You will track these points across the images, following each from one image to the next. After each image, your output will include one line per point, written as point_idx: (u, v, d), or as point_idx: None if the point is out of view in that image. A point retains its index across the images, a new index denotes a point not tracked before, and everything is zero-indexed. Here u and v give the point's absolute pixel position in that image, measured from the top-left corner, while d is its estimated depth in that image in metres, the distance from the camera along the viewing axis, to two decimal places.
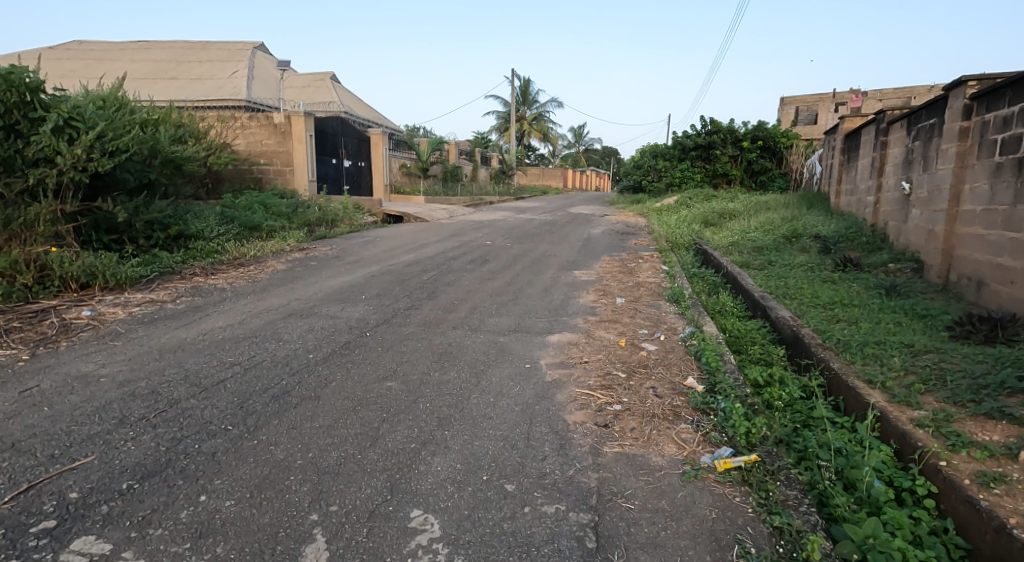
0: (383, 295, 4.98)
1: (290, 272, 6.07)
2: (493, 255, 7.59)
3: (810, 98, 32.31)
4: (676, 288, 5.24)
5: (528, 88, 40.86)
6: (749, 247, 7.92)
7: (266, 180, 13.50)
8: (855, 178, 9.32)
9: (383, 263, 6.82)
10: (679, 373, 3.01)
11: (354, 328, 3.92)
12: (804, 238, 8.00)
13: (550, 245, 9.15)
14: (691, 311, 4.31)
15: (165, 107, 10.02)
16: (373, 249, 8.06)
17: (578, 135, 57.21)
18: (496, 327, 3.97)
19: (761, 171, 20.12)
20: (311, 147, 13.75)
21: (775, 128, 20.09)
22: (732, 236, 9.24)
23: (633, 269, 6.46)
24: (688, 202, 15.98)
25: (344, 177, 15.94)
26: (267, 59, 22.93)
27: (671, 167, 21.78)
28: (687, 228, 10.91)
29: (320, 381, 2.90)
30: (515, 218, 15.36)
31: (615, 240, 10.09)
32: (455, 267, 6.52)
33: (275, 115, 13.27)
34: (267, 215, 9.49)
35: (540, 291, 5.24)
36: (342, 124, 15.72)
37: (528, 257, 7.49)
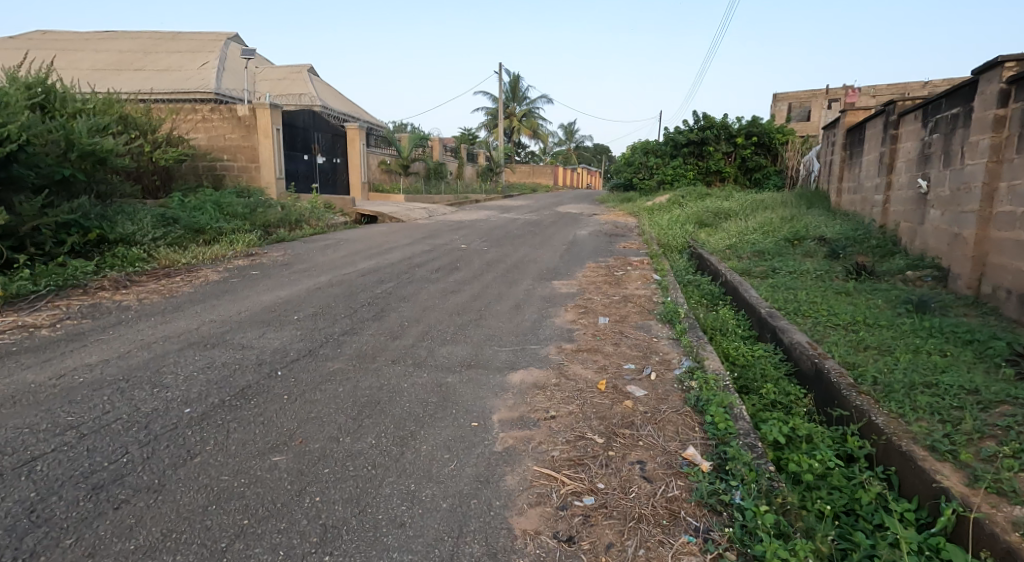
0: (318, 314, 4.18)
1: (220, 284, 5.28)
2: (465, 261, 6.79)
3: (804, 94, 31.79)
4: (670, 303, 4.46)
5: (517, 84, 40.06)
6: (749, 251, 7.17)
7: (229, 177, 12.62)
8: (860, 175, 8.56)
9: (335, 271, 6.01)
10: (675, 436, 2.22)
11: (263, 365, 3.12)
12: (808, 241, 7.24)
13: (530, 248, 8.38)
14: (688, 336, 3.53)
15: (107, 98, 9.17)
16: (331, 255, 7.24)
17: (569, 131, 56.47)
18: (443, 361, 3.17)
19: (756, 168, 19.45)
20: (279, 142, 12.86)
21: (770, 123, 19.45)
22: (729, 238, 8.48)
23: (619, 278, 5.67)
24: (680, 200, 15.27)
25: (316, 174, 15.08)
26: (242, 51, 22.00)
27: (663, 164, 21.10)
28: (679, 229, 10.18)
29: (178, 456, 2.09)
30: (498, 218, 14.58)
31: (602, 243, 9.34)
32: (418, 277, 5.72)
33: (239, 108, 12.38)
34: (219, 216, 8.67)
35: (508, 308, 4.44)
36: (314, 118, 14.85)
37: (501, 264, 6.70)
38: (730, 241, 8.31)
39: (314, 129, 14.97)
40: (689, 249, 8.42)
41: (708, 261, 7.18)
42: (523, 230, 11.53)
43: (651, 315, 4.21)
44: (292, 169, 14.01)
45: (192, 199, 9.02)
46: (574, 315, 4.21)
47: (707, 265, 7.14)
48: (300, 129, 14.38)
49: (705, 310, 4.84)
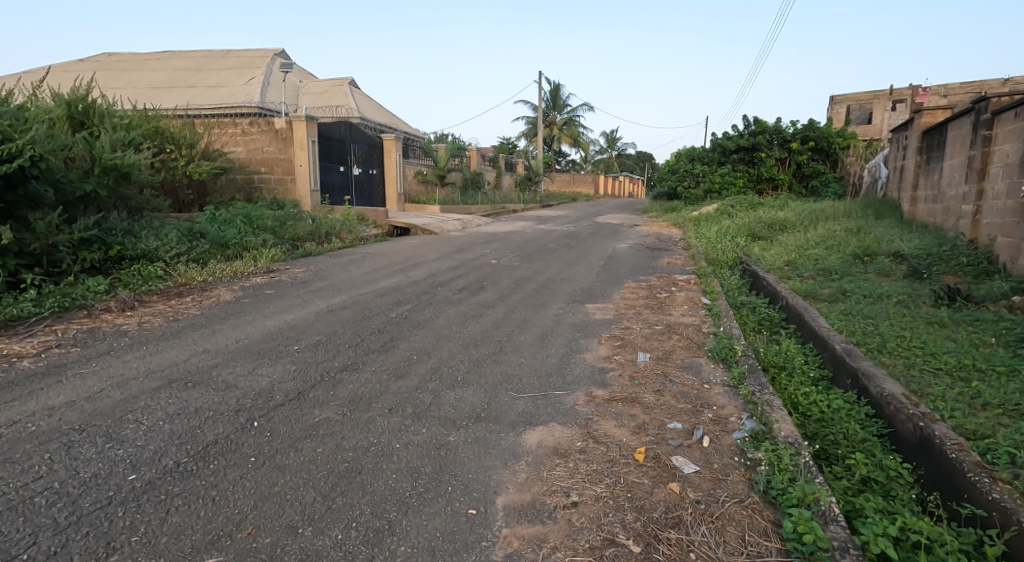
0: (320, 346, 3.75)
1: (230, 305, 4.96)
2: (493, 281, 6.30)
3: (864, 96, 30.17)
4: (722, 335, 3.82)
5: (558, 92, 39.63)
6: (813, 272, 6.39)
7: (266, 190, 12.60)
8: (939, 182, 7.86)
9: (352, 292, 5.62)
10: (741, 548, 1.62)
11: (241, 410, 2.69)
12: (880, 258, 6.44)
13: (566, 264, 7.83)
14: (747, 383, 2.89)
15: (145, 114, 9.21)
16: (353, 271, 6.89)
17: (610, 139, 55.64)
18: (447, 411, 2.67)
19: (812, 175, 18.27)
20: (315, 155, 12.79)
21: (828, 127, 18.32)
22: (787, 255, 7.69)
23: (662, 303, 5.04)
24: (729, 210, 14.39)
25: (352, 186, 15.01)
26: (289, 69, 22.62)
27: (711, 172, 20.24)
28: (729, 243, 9.41)
29: (91, 554, 1.65)
30: (534, 230, 14.09)
31: (644, 257, 8.69)
32: (439, 299, 5.26)
33: (276, 120, 12.36)
34: (248, 230, 8.50)
35: (533, 339, 3.90)
36: (351, 130, 14.82)
37: (532, 284, 6.17)
38: (789, 258, 7.52)
39: (350, 141, 14.92)
40: (743, 267, 7.67)
41: (766, 279, 6.45)
42: (559, 243, 10.97)
43: (701, 352, 3.58)
44: (327, 181, 13.91)
45: (223, 213, 8.90)
46: (609, 350, 3.63)
47: (765, 285, 6.40)
48: (336, 142, 14.33)
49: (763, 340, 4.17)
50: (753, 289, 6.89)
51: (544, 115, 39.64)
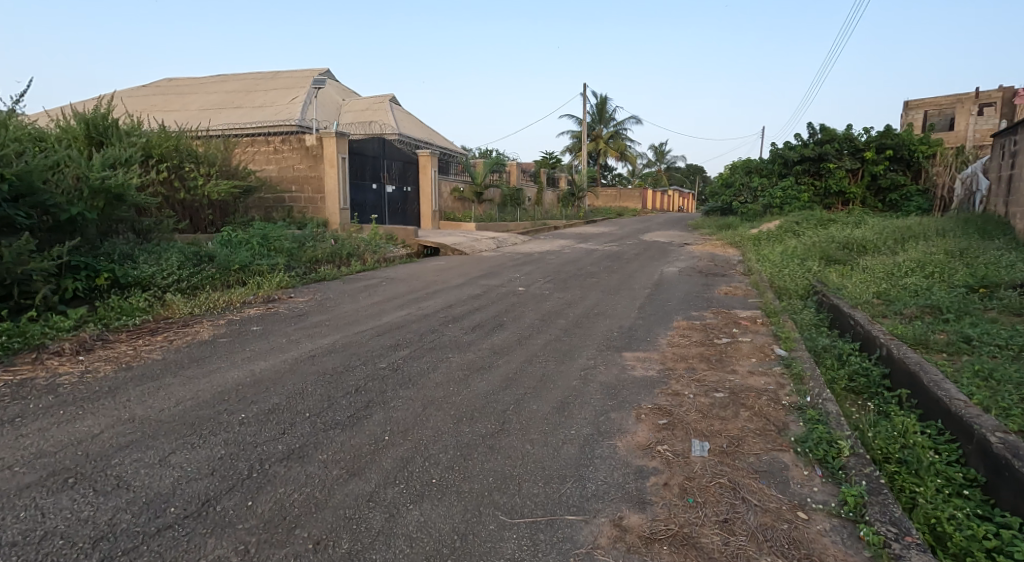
0: (272, 415, 2.91)
1: (202, 346, 4.18)
2: (515, 319, 5.44)
3: (945, 101, 28.32)
4: (813, 413, 2.88)
5: (605, 105, 38.77)
6: (915, 309, 5.75)
7: (297, 209, 12.21)
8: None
9: (350, 330, 4.85)
10: None
11: (103, 539, 1.83)
12: (1003, 289, 6.25)
13: (602, 296, 6.90)
14: (870, 518, 1.95)
15: (172, 131, 8.81)
16: (363, 301, 6.18)
17: (658, 152, 54.19)
18: (398, 554, 1.79)
19: (890, 188, 16.66)
20: (345, 172, 12.33)
21: (909, 133, 16.85)
22: (870, 294, 6.54)
23: (719, 358, 4.04)
24: (794, 227, 13.05)
25: (385, 204, 14.57)
26: (334, 88, 22.74)
27: (770, 185, 18.81)
28: (796, 273, 8.28)
29: None
30: (574, 250, 13.27)
31: (695, 285, 7.67)
32: (447, 344, 4.46)
33: (307, 137, 11.97)
34: (264, 251, 7.92)
35: (548, 413, 3.00)
36: (384, 147, 14.44)
37: (560, 324, 5.26)
38: (872, 299, 6.39)
39: (383, 158, 14.50)
40: (827, 306, 6.62)
41: (857, 321, 5.45)
42: (599, 266, 10.03)
43: (786, 445, 2.60)
44: (358, 199, 13.46)
45: (239, 234, 8.33)
46: (646, 438, 2.69)
47: (856, 330, 5.41)
48: (368, 159, 13.92)
49: (872, 421, 3.32)
50: (838, 332, 5.87)
51: (590, 129, 38.82)
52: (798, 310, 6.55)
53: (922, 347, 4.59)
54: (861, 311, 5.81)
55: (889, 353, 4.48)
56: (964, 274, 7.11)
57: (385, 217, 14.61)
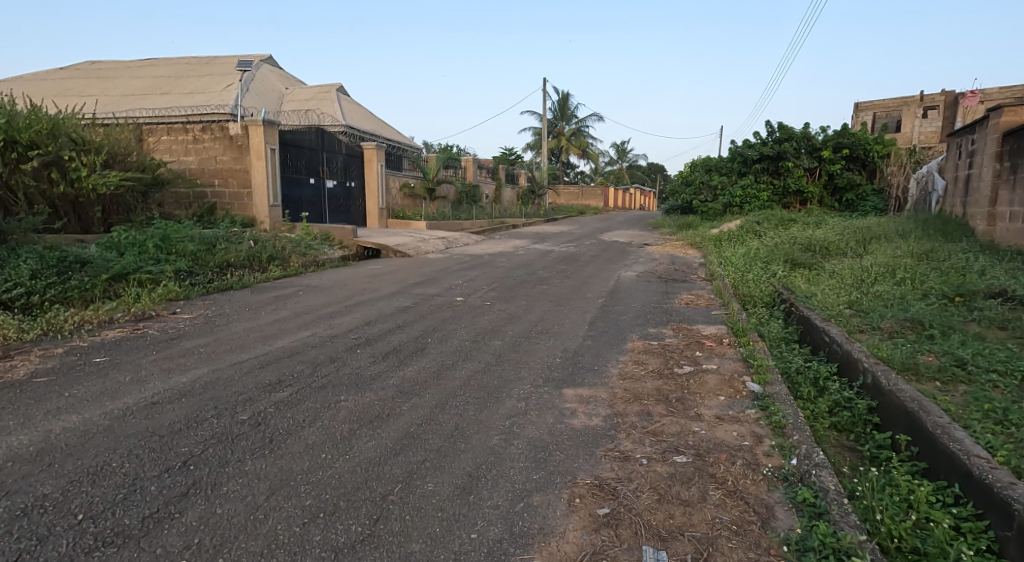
0: (22, 516, 1.92)
1: (5, 389, 3.10)
2: (441, 341, 4.56)
3: (892, 103, 29.01)
4: (806, 493, 2.17)
5: (567, 102, 38.21)
6: (892, 324, 5.20)
7: (220, 206, 11.01)
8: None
9: (227, 359, 3.84)
10: None
11: None
12: (980, 299, 5.81)
13: (550, 307, 6.09)
14: None
15: (57, 113, 7.56)
16: (264, 317, 5.18)
17: (621, 150, 54.09)
18: None
19: (847, 187, 16.51)
20: (275, 165, 11.20)
21: (864, 133, 16.78)
22: (838, 304, 5.99)
23: (679, 399, 3.28)
24: (755, 227, 12.63)
25: (324, 201, 13.54)
26: (274, 74, 21.20)
27: (730, 184, 18.47)
28: (758, 278, 7.72)
29: None
30: (528, 251, 12.49)
31: (653, 292, 6.99)
32: (345, 380, 3.54)
33: (231, 125, 10.78)
34: (161, 254, 6.78)
35: (445, 501, 2.14)
36: (322, 138, 13.36)
37: (494, 347, 4.42)
38: (843, 309, 5.84)
39: (320, 150, 13.44)
40: (798, 319, 6.02)
41: (833, 339, 4.83)
42: (552, 270, 9.25)
43: (775, 553, 1.85)
44: (291, 195, 12.40)
45: (133, 234, 7.14)
46: (576, 549, 1.87)
47: (832, 351, 4.80)
48: (303, 150, 12.85)
49: (874, 485, 2.63)
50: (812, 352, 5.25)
51: (552, 126, 38.24)
52: (766, 326, 5.93)
53: (912, 373, 3.97)
54: (836, 327, 5.19)
55: (876, 383, 3.85)
56: (935, 280, 6.65)
57: (324, 214, 13.57)
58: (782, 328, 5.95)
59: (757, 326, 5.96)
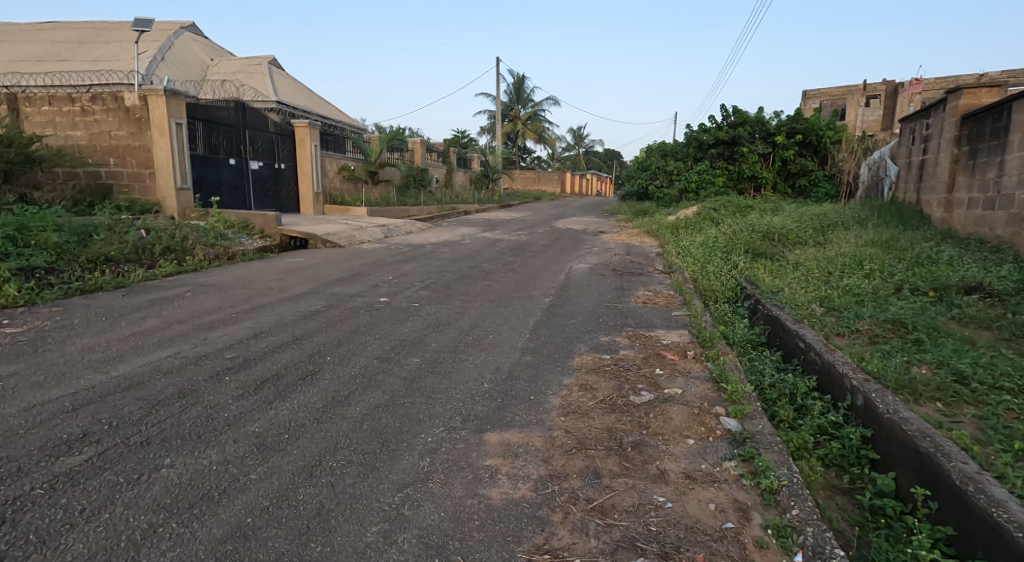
0: None
1: None
2: (342, 362, 3.62)
3: (838, 91, 29.40)
4: None
5: (521, 85, 37.16)
6: (869, 326, 4.53)
7: (118, 188, 9.84)
8: (1009, 173, 7.23)
9: (28, 397, 2.80)
10: None
11: None
12: (957, 293, 5.17)
13: (487, 310, 5.21)
14: None
15: None
16: (122, 329, 4.11)
17: (577, 136, 53.58)
18: None
19: (799, 173, 16.35)
20: (182, 141, 9.97)
21: (816, 118, 16.55)
22: (808, 300, 5.37)
23: (636, 446, 2.49)
24: (712, 213, 12.13)
25: (247, 184, 12.48)
26: (197, 47, 19.40)
27: (686, 169, 18.02)
28: (720, 272, 7.08)
29: None
30: (475, 239, 11.58)
31: (606, 288, 6.24)
32: (187, 427, 2.57)
33: (126, 95, 9.59)
34: (10, 247, 5.53)
35: None
36: (241, 113, 12.23)
37: (407, 369, 3.52)
38: (814, 306, 5.23)
39: (239, 127, 12.31)
40: (766, 319, 5.36)
41: (810, 346, 4.15)
42: (498, 261, 8.38)
43: None
44: (205, 176, 11.27)
45: None
46: None
47: (809, 360, 4.13)
48: (218, 127, 11.69)
49: None
50: (786, 361, 4.59)
51: (507, 109, 37.14)
52: (731, 328, 5.24)
53: (908, 392, 3.30)
54: (810, 330, 4.53)
55: (869, 406, 3.16)
56: (904, 272, 6.06)
57: (247, 198, 12.54)
58: (748, 330, 5.28)
59: (722, 330, 5.28)
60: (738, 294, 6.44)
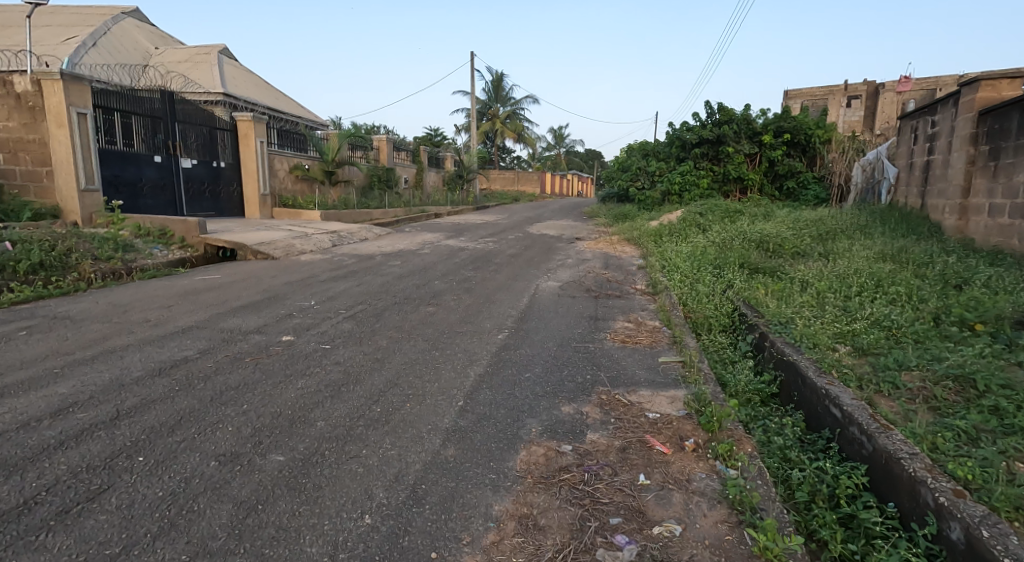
0: None
1: None
2: (157, 467, 2.36)
3: (820, 91, 28.66)
4: None
5: (499, 82, 35.83)
6: (921, 382, 3.32)
7: (9, 188, 8.53)
8: None
9: None
10: None
11: None
12: (1017, 328, 4.01)
13: (417, 355, 3.97)
14: None
15: None
16: None
17: (558, 135, 52.52)
18: None
19: (787, 174, 15.42)
20: (87, 135, 8.77)
21: (805, 116, 15.59)
22: (828, 337, 4.23)
23: None
24: (698, 218, 11.09)
25: (175, 184, 11.15)
26: (140, 38, 18.01)
27: (669, 170, 16.98)
28: (714, 295, 5.97)
29: None
30: (435, 247, 10.31)
31: (576, 317, 5.07)
32: None
33: (17, 80, 8.33)
34: None
35: None
36: (168, 104, 10.81)
37: (254, 482, 2.27)
38: (836, 345, 4.10)
39: (167, 119, 10.90)
40: (777, 361, 4.20)
41: (850, 416, 2.97)
42: (453, 278, 7.14)
43: None
44: (123, 176, 9.93)
45: None
46: None
47: (850, 436, 2.95)
48: (140, 120, 10.29)
49: None
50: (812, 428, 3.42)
51: (485, 107, 35.82)
52: (733, 378, 4.08)
53: None
54: (842, 385, 3.36)
55: (975, 549, 1.99)
56: (937, 296, 4.91)
57: (177, 200, 11.22)
58: (755, 379, 4.14)
59: (721, 379, 4.13)
60: (736, 324, 5.33)
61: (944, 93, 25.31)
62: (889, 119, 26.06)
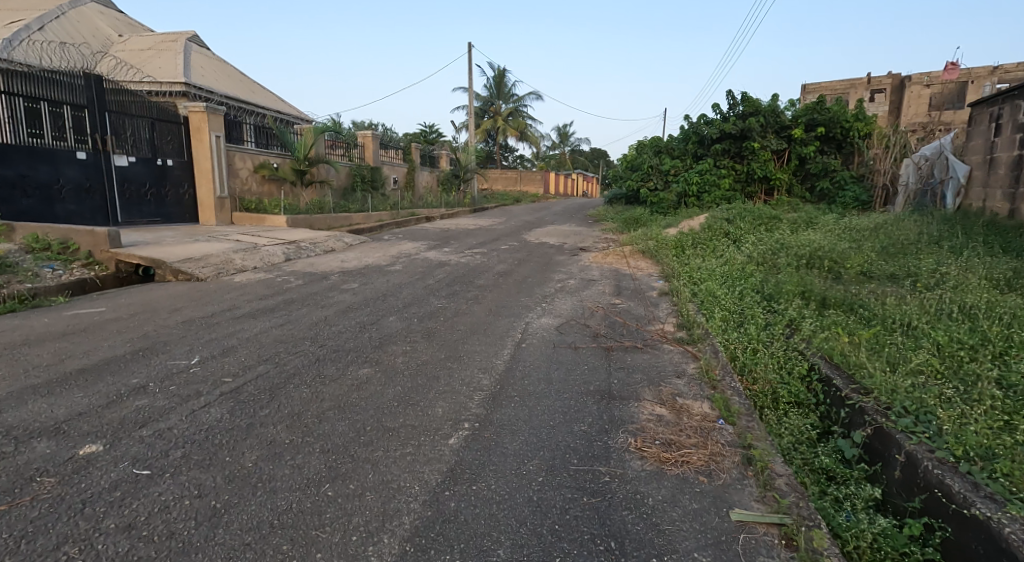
0: None
1: None
2: None
3: (841, 84, 26.75)
4: None
5: (501, 78, 34.07)
6: None
7: None
8: None
9: None
10: None
11: None
12: None
13: (291, 501, 2.19)
14: None
15: None
16: None
17: (562, 134, 50.62)
18: None
19: (819, 173, 13.59)
20: None
21: (841, 107, 13.72)
22: (1016, 453, 2.47)
23: None
24: (725, 226, 9.28)
25: (107, 186, 9.46)
26: (100, 24, 16.34)
27: (684, 168, 15.18)
28: (777, 345, 4.15)
29: None
30: (410, 262, 8.54)
31: (578, 393, 3.28)
32: None
33: None
34: None
35: None
36: (93, 90, 9.01)
37: None
38: None
39: (94, 108, 9.14)
40: (931, 496, 2.42)
41: None
42: (417, 311, 5.37)
43: None
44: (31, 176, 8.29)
45: None
46: None
47: None
48: (56, 108, 8.62)
49: None
50: None
51: (486, 104, 34.09)
52: (858, 529, 2.30)
53: None
54: None
55: None
56: None
57: (109, 204, 9.51)
58: (899, 531, 2.35)
59: (834, 529, 2.35)
60: (819, 397, 3.52)
61: (977, 87, 23.35)
62: (916, 114, 24.14)
